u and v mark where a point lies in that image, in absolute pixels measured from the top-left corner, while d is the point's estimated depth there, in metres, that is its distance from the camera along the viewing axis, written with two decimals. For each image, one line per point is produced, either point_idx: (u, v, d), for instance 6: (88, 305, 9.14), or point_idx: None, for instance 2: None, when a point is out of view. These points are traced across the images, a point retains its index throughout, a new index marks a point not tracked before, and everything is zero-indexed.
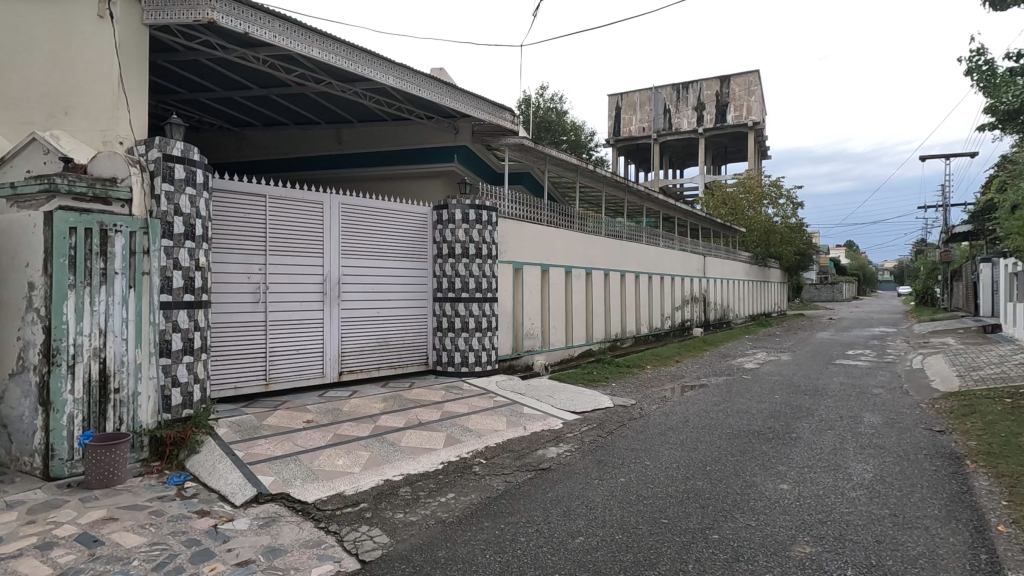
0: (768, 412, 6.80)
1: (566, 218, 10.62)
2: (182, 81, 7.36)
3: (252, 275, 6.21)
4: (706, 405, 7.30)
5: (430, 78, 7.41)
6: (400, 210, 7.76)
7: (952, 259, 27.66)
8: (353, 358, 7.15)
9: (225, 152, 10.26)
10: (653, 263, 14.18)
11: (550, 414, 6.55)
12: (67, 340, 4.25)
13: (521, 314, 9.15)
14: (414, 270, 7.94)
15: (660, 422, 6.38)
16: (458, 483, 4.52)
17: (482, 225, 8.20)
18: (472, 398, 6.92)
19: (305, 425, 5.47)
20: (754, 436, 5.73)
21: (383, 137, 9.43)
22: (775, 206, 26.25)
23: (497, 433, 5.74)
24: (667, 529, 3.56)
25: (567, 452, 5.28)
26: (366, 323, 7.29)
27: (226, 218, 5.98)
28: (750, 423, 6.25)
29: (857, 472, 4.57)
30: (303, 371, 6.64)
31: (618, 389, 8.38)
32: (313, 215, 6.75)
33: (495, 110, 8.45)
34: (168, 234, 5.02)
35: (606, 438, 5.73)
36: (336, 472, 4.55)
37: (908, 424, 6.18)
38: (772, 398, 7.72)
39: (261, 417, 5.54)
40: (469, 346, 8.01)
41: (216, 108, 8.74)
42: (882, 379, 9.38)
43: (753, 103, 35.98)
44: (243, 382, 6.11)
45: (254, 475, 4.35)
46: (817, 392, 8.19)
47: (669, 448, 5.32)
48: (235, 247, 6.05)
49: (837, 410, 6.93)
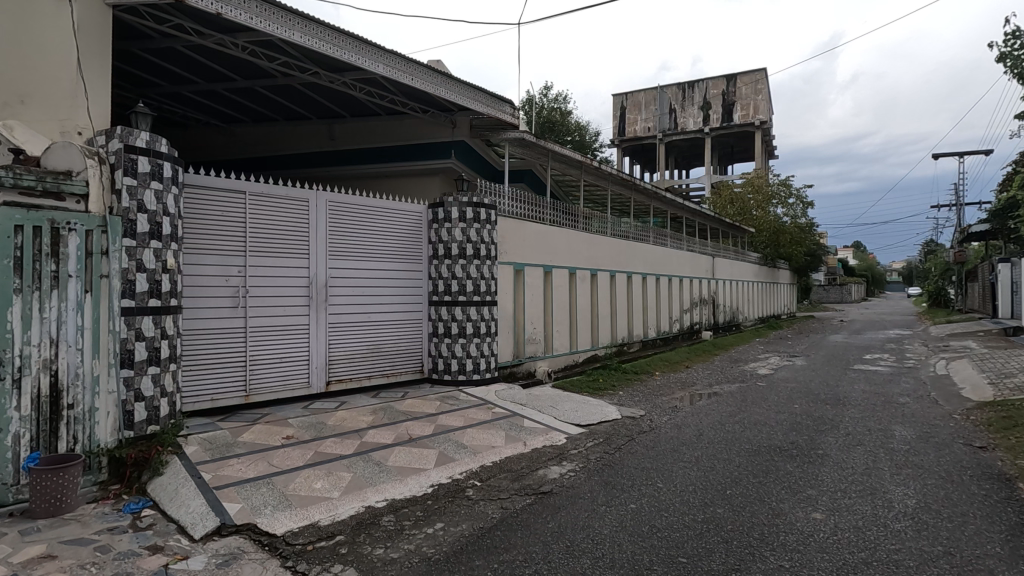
0: (788, 424, 6.28)
1: (570, 217, 10.13)
2: (161, 72, 6.91)
3: (230, 278, 5.75)
4: (721, 416, 6.80)
5: (425, 67, 6.94)
6: (393, 208, 7.29)
7: (966, 260, 27.02)
8: (341, 367, 6.67)
9: (214, 149, 9.84)
10: (660, 264, 13.66)
11: (552, 428, 6.05)
12: (12, 351, 3.80)
13: (522, 318, 8.68)
14: (407, 272, 7.46)
15: (673, 436, 5.87)
16: (448, 510, 4.02)
17: (480, 224, 7.72)
18: (469, 409, 6.43)
19: (285, 442, 4.99)
20: (776, 453, 5.21)
21: (377, 133, 8.97)
22: (784, 206, 25.63)
23: (494, 450, 5.24)
24: (687, 572, 3.06)
25: (571, 472, 4.78)
26: (356, 329, 6.82)
27: (200, 216, 5.53)
28: (770, 438, 5.73)
29: (898, 499, 4.05)
30: (286, 381, 6.17)
31: (625, 398, 7.86)
32: (298, 213, 6.30)
33: (494, 102, 7.99)
34: (130, 233, 4.52)
35: (614, 456, 5.23)
36: (313, 497, 4.06)
37: (944, 439, 5.64)
38: (791, 408, 7.21)
39: (236, 433, 5.08)
40: (467, 353, 7.52)
41: (201, 102, 8.30)
42: (906, 386, 8.83)
43: (760, 102, 35.36)
44: (220, 394, 5.65)
45: (220, 503, 3.87)
46: (840, 401, 7.66)
47: (684, 468, 4.81)
48: (211, 247, 5.61)
49: (863, 422, 6.41)
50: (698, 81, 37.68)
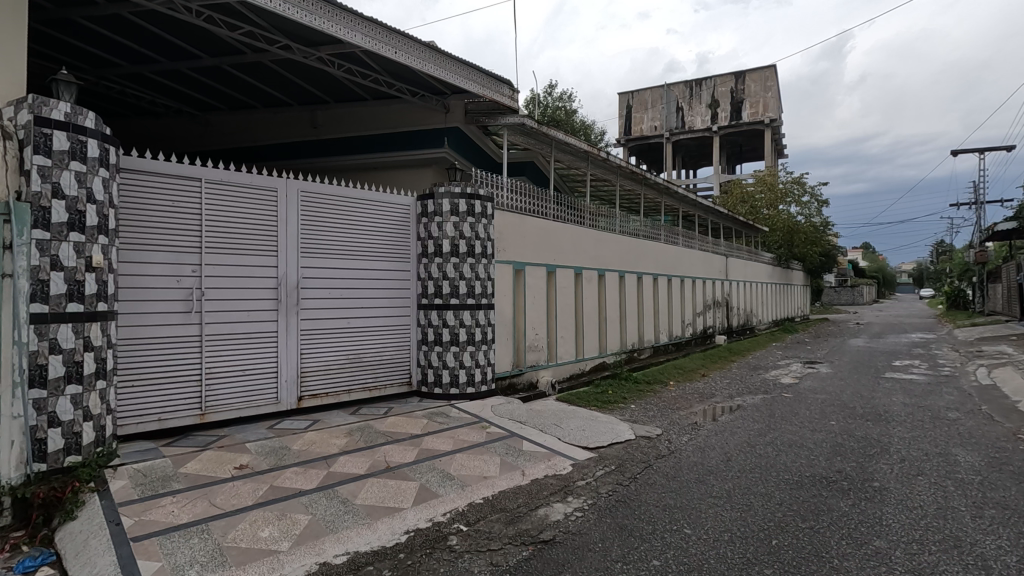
0: (829, 448, 5.40)
1: (575, 212, 9.30)
2: (114, 46, 6.12)
3: (183, 278, 4.97)
4: (749, 436, 5.94)
5: (413, 40, 6.12)
6: (377, 201, 6.49)
7: (987, 260, 25.80)
8: (316, 380, 5.88)
9: (188, 140, 9.09)
10: (672, 264, 12.78)
11: (555, 452, 5.20)
12: None
13: (523, 323, 7.86)
14: (394, 272, 6.67)
15: (696, 463, 5.03)
16: (423, 569, 3.19)
17: (475, 218, 6.91)
18: (460, 430, 5.59)
19: (235, 473, 4.17)
20: (823, 486, 4.35)
21: (363, 120, 8.20)
22: (798, 206, 24.61)
23: (486, 482, 4.40)
24: None
25: (578, 513, 3.94)
26: (333, 336, 6.02)
27: (145, 207, 4.74)
28: (812, 465, 4.87)
29: (993, 556, 3.19)
30: (249, 398, 5.38)
31: (638, 414, 6.98)
32: (265, 204, 5.52)
33: (491, 83, 7.16)
34: (42, 224, 3.72)
35: (629, 489, 4.38)
36: (255, 551, 3.23)
37: (1021, 467, 4.75)
38: (828, 425, 6.34)
39: (179, 462, 4.27)
40: (460, 363, 6.69)
41: (168, 86, 7.54)
42: (952, 398, 7.89)
43: (769, 99, 34.34)
44: (169, 413, 4.85)
45: (134, 561, 3.03)
46: (881, 417, 6.77)
47: (717, 507, 3.96)
48: (160, 243, 4.83)
49: (917, 444, 5.52)
50: (706, 78, 36.69)
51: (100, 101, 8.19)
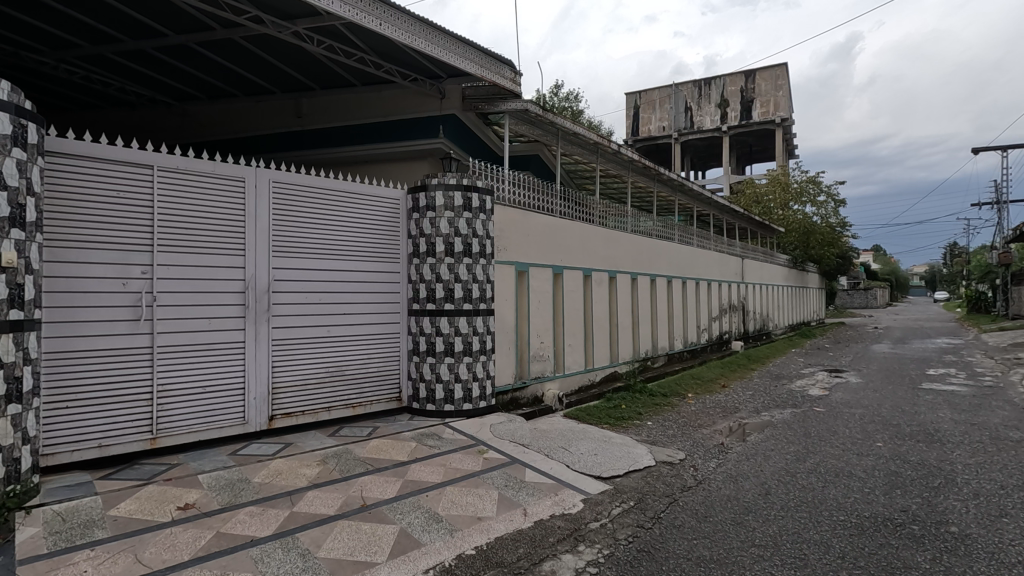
0: (885, 478, 4.61)
1: (584, 209, 8.56)
2: (65, 19, 5.45)
3: (130, 282, 4.27)
4: (787, 461, 5.17)
5: (401, 12, 5.37)
6: (363, 195, 5.78)
7: (1014, 261, 24.54)
8: (290, 396, 5.16)
9: (165, 133, 8.47)
10: (686, 265, 12.02)
11: (563, 484, 4.44)
12: None
13: (527, 329, 7.12)
14: (381, 273, 5.95)
15: (730, 497, 4.27)
16: None
17: (473, 214, 6.18)
18: (453, 455, 4.86)
19: (176, 516, 3.45)
20: (891, 532, 3.57)
21: (352, 107, 7.53)
22: (814, 206, 23.67)
23: (480, 525, 3.65)
24: None
25: (592, 570, 3.19)
26: (309, 346, 5.31)
27: (84, 198, 4.05)
28: (871, 503, 4.08)
29: None
30: (211, 419, 4.68)
31: (656, 433, 6.21)
32: (230, 195, 4.83)
33: (491, 63, 6.40)
34: None
35: (653, 536, 3.62)
36: None
37: None
38: (874, 448, 5.55)
39: (113, 501, 3.56)
40: (455, 376, 5.95)
41: (136, 70, 6.88)
42: (1007, 414, 7.03)
43: (781, 98, 33.49)
44: (113, 438, 4.15)
45: None
46: (936, 437, 5.94)
47: (765, 562, 3.20)
48: (101, 240, 4.14)
49: (988, 473, 4.71)
50: (715, 77, 35.88)
51: (67, 90, 7.58)
